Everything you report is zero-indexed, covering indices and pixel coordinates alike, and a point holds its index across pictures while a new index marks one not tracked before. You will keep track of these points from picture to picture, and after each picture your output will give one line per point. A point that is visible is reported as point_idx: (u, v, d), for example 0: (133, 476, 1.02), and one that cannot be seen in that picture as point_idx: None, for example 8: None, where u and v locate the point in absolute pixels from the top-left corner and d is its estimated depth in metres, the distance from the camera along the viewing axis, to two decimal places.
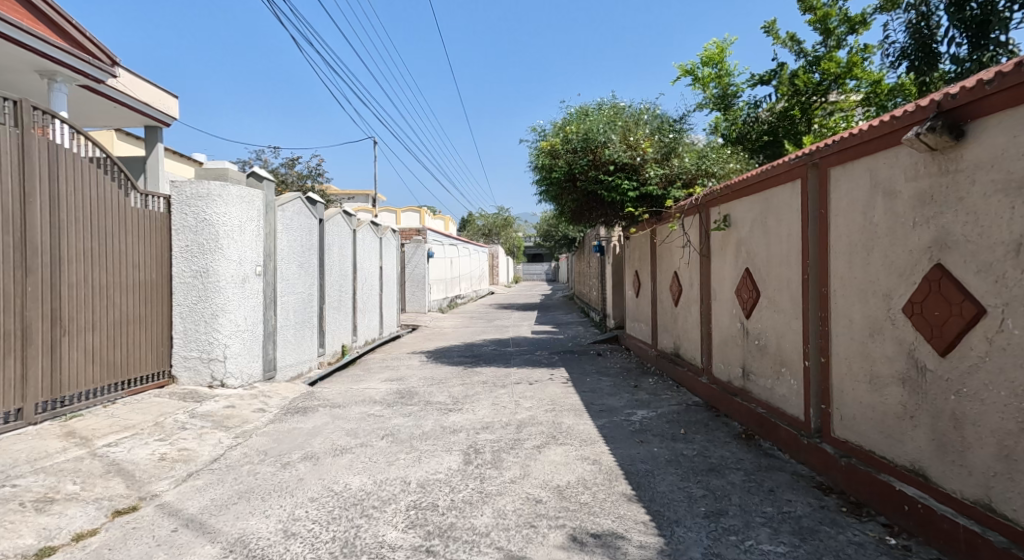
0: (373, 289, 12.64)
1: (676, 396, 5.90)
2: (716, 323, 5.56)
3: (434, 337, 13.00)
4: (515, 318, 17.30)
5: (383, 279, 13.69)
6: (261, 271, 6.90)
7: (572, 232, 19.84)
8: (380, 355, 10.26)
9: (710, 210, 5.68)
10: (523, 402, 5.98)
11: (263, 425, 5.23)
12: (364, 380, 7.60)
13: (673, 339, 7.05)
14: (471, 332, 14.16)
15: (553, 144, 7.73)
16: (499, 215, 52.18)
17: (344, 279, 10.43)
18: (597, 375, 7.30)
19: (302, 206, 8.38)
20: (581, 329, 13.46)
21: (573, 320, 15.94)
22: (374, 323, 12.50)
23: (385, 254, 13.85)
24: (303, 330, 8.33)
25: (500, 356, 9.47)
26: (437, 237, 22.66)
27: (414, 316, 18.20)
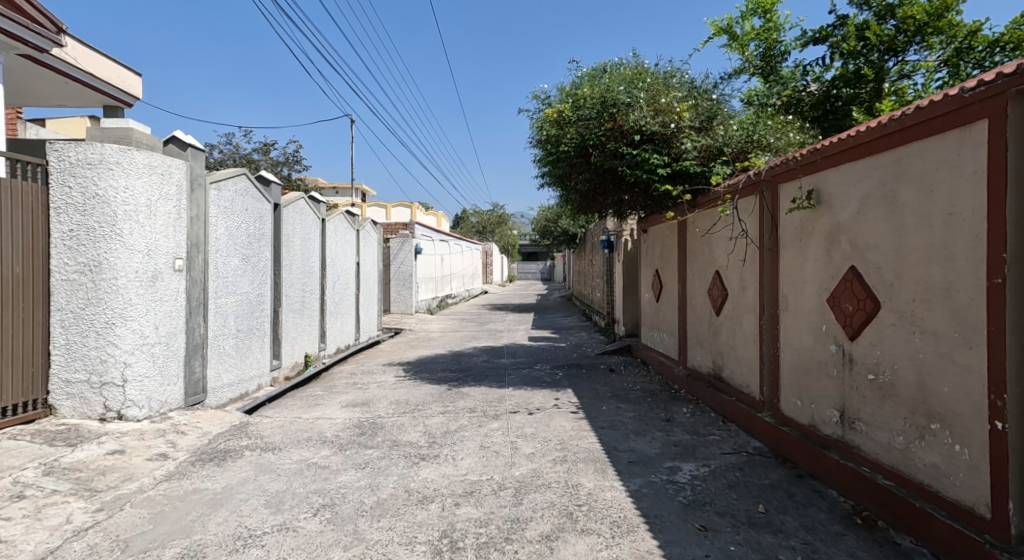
0: (348, 288, 11.04)
1: (728, 439, 4.40)
2: (787, 341, 4.06)
3: (417, 345, 11.42)
4: (510, 322, 15.81)
5: (361, 276, 12.10)
6: (183, 266, 5.34)
7: (571, 227, 18.38)
8: (350, 367, 8.71)
9: (780, 188, 4.17)
10: (522, 445, 4.46)
11: (151, 486, 3.68)
12: (320, 404, 6.06)
13: (713, 358, 5.56)
14: (460, 337, 12.63)
15: (562, 110, 6.19)
16: (494, 212, 50.70)
17: (309, 278, 8.87)
18: (614, 401, 5.80)
19: (251, 185, 6.80)
20: (584, 336, 11.95)
21: (574, 324, 14.47)
22: (347, 327, 10.91)
23: (363, 249, 12.28)
24: (250, 339, 6.77)
25: (493, 370, 7.94)
26: (426, 232, 21.15)
27: (398, 319, 16.63)
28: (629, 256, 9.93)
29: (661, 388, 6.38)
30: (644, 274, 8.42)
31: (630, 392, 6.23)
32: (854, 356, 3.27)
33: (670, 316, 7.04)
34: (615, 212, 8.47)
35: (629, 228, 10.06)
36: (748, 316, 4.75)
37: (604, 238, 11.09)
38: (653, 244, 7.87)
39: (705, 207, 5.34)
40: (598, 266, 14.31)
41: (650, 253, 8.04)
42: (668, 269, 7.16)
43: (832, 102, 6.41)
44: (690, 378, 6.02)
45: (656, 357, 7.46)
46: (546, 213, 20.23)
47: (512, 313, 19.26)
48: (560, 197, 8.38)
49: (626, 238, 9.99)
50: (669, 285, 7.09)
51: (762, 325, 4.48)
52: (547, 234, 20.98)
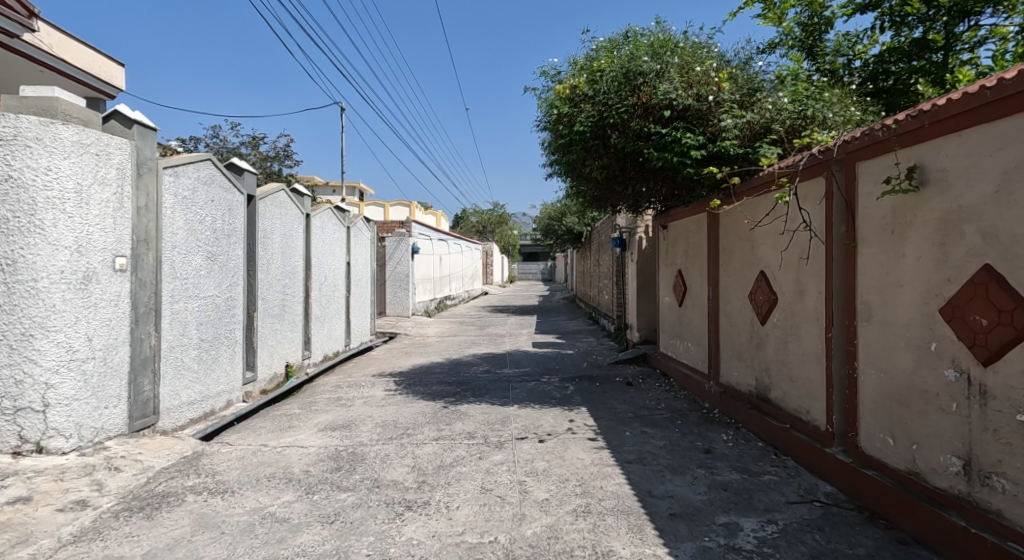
0: (336, 290, 10.17)
1: (790, 481, 3.54)
2: (871, 361, 3.22)
3: (411, 351, 10.54)
4: (512, 325, 14.98)
5: (352, 277, 11.25)
6: (127, 264, 4.49)
7: (576, 225, 17.56)
8: (336, 378, 7.86)
9: (859, 166, 3.31)
10: (532, 488, 3.60)
11: (51, 553, 2.82)
12: (294, 427, 5.21)
13: (757, 374, 4.70)
14: (459, 343, 11.78)
15: (577, 85, 5.34)
16: (494, 212, 49.90)
17: (291, 279, 8.02)
18: (639, 425, 4.95)
19: (218, 172, 5.95)
20: (592, 342, 11.08)
21: (580, 328, 13.63)
22: (335, 332, 10.04)
23: (355, 248, 11.43)
24: (216, 349, 5.91)
25: (494, 383, 7.07)
26: (425, 231, 20.32)
27: (393, 322, 15.77)
28: (644, 255, 9.08)
29: (689, 407, 5.52)
30: (663, 275, 7.57)
31: (655, 412, 5.37)
32: (990, 389, 2.45)
33: (698, 324, 6.18)
34: (632, 206, 7.61)
35: (643, 224, 9.19)
36: (808, 326, 3.91)
37: (615, 236, 10.23)
38: (675, 241, 7.02)
39: (749, 195, 4.51)
40: (606, 267, 13.43)
41: (671, 251, 7.18)
42: (694, 269, 6.30)
43: (889, 78, 5.57)
44: (727, 397, 5.16)
45: (680, 369, 6.60)
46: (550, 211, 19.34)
47: (514, 315, 18.38)
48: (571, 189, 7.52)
49: (641, 235, 9.13)
50: (697, 287, 6.23)
51: (829, 338, 3.64)
52: (550, 233, 20.09)
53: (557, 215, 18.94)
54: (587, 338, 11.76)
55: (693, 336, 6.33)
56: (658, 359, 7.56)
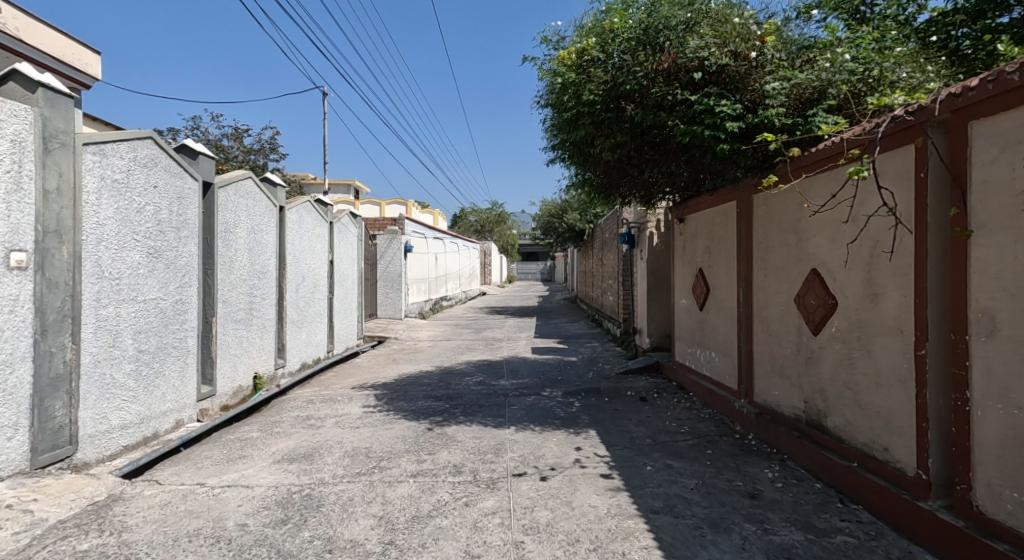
0: (318, 291, 9.32)
1: (873, 546, 2.70)
2: (993, 392, 2.36)
3: (399, 358, 9.69)
4: (510, 328, 14.12)
5: (336, 277, 10.38)
6: (26, 260, 3.64)
7: (578, 223, 16.70)
8: (311, 390, 7.01)
9: (978, 124, 2.43)
10: (531, 554, 2.75)
11: None
12: (246, 457, 4.35)
13: (807, 396, 3.85)
14: (453, 349, 10.93)
15: (586, 48, 4.49)
16: (493, 211, 49.05)
17: (261, 279, 7.15)
18: (660, 456, 4.10)
19: (164, 155, 5.09)
20: (596, 348, 10.22)
21: (582, 332, 12.78)
22: (315, 338, 9.18)
23: (339, 246, 10.56)
24: (161, 362, 5.06)
25: (488, 398, 6.23)
26: (419, 229, 19.44)
27: (384, 324, 14.93)
28: (655, 254, 8.26)
29: (718, 431, 4.67)
30: (679, 275, 6.73)
31: (677, 438, 4.52)
32: None
33: (725, 330, 5.32)
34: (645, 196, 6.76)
35: (653, 218, 8.34)
36: (883, 339, 3.05)
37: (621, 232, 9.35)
38: (695, 236, 6.18)
39: (802, 173, 3.65)
40: (610, 266, 12.56)
41: (690, 248, 6.34)
42: (720, 268, 5.46)
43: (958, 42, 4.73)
44: (766, 422, 4.30)
45: (703, 384, 5.75)
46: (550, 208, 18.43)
47: (513, 317, 17.53)
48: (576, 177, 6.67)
49: (652, 231, 8.28)
50: (722, 288, 5.39)
51: (920, 357, 2.77)
52: (551, 231, 19.17)
53: (557, 212, 18.02)
54: (590, 343, 10.91)
55: (718, 344, 5.49)
56: (675, 370, 6.71)
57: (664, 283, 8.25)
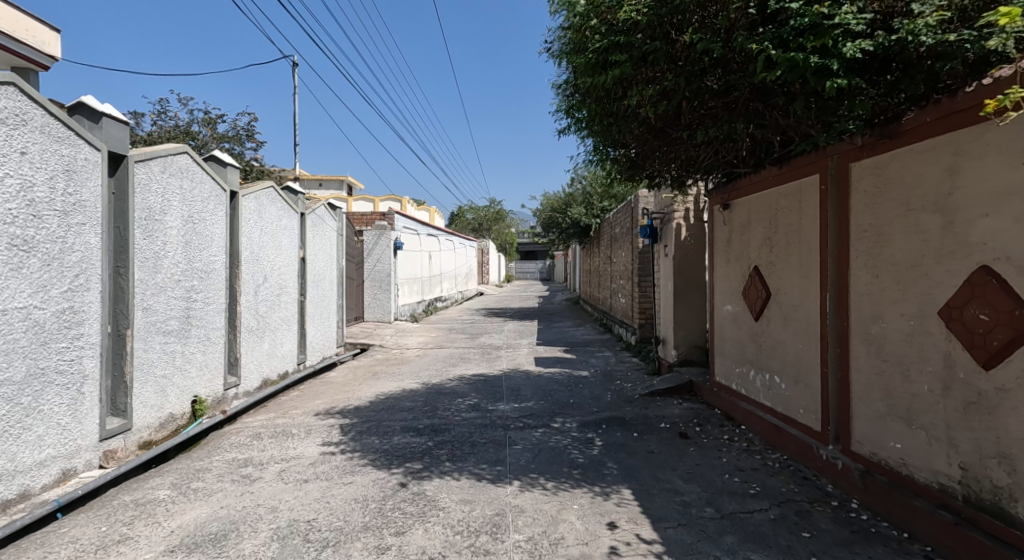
0: (285, 294, 7.99)
1: None
2: None
3: (380, 372, 8.35)
4: (509, 334, 12.77)
5: (310, 277, 9.03)
6: None
7: (583, 218, 15.32)
8: (263, 418, 5.67)
9: None
10: None
11: None
12: (128, 538, 3.02)
13: (967, 460, 2.56)
14: (444, 359, 9.60)
15: None
16: (491, 208, 47.69)
17: (204, 280, 5.81)
18: (735, 544, 2.78)
19: (40, 110, 3.74)
20: (610, 359, 8.87)
21: (590, 339, 11.44)
22: (281, 349, 7.83)
23: (314, 241, 9.21)
24: (36, 395, 3.72)
25: (483, 432, 4.90)
26: (411, 225, 18.09)
27: (371, 329, 13.60)
28: (683, 250, 6.98)
29: (804, 494, 3.34)
30: (722, 276, 5.45)
31: (751, 507, 3.20)
32: None
33: (797, 348, 4.04)
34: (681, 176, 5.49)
35: (682, 207, 7.03)
36: None
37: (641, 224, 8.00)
38: (746, 227, 4.91)
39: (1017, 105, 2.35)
40: (622, 265, 11.19)
41: (739, 240, 5.05)
42: (788, 265, 4.17)
43: None
44: (883, 487, 3.00)
45: (763, 417, 4.45)
46: (552, 202, 16.97)
47: (512, 320, 16.18)
48: (594, 152, 5.35)
49: (679, 222, 6.95)
50: (791, 291, 4.11)
51: None
52: (553, 228, 17.73)
53: (561, 206, 16.58)
54: (601, 352, 9.55)
55: (785, 366, 4.20)
56: (717, 395, 5.41)
57: (694, 285, 6.97)
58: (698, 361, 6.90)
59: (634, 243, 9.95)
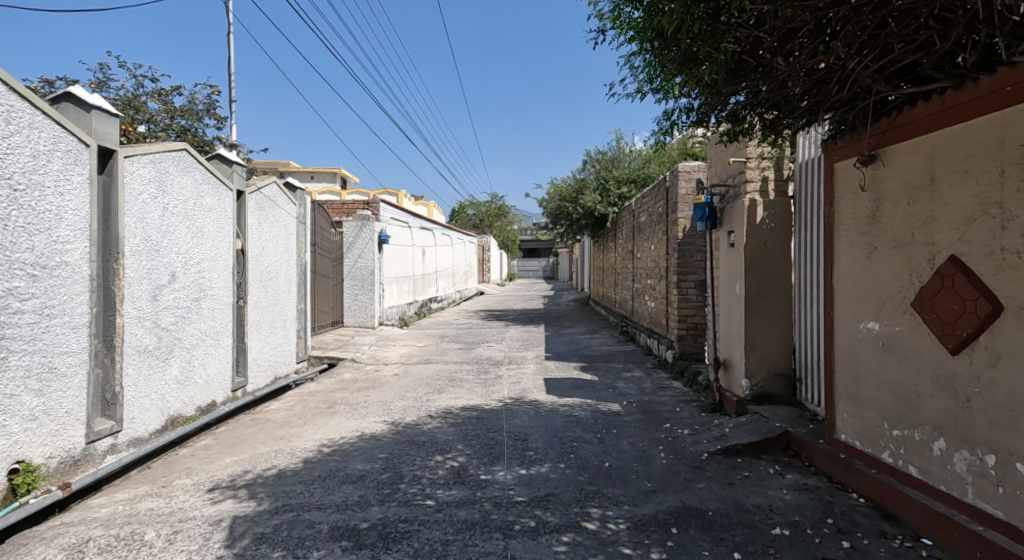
0: (209, 299, 5.94)
1: None
2: None
3: (338, 401, 6.30)
4: (513, 343, 10.74)
5: (251, 275, 7.00)
6: None
7: (598, 207, 13.30)
8: (125, 496, 3.64)
9: None
10: None
11: None
12: None
13: None
14: (429, 379, 7.58)
15: None
16: (493, 203, 45.66)
17: (40, 282, 3.78)
18: None
19: None
20: (643, 384, 6.79)
21: (611, 351, 9.41)
22: (202, 373, 5.78)
23: (258, 230, 7.17)
24: None
25: (467, 545, 2.85)
26: (400, 216, 16.08)
27: (349, 337, 11.57)
28: (758, 238, 4.95)
29: None
30: (850, 273, 3.41)
31: None
32: None
33: None
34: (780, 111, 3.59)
35: (759, 177, 4.97)
36: None
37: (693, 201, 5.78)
38: (919, 188, 2.86)
39: None
40: (652, 263, 9.11)
41: (899, 214, 3.01)
42: None
43: None
44: None
45: (987, 536, 2.42)
46: (561, 190, 14.86)
47: (515, 325, 14.13)
48: (667, 62, 3.36)
49: (752, 198, 4.95)
50: None
51: None
52: (563, 220, 15.62)
53: (571, 195, 14.47)
54: (628, 373, 7.48)
55: None
56: (846, 467, 3.36)
57: (773, 287, 4.94)
58: (780, 397, 4.89)
59: (670, 234, 7.89)
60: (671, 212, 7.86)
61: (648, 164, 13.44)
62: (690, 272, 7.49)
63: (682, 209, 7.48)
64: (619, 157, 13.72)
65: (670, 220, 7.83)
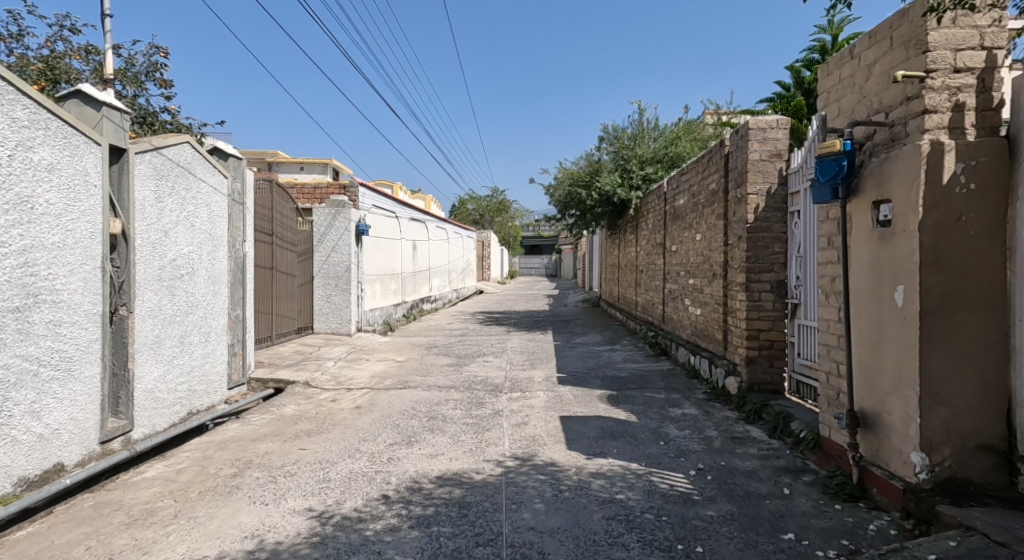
0: (48, 310, 3.84)
1: None
2: None
3: (257, 460, 4.24)
4: (514, 357, 8.70)
5: (145, 271, 4.92)
6: None
7: (617, 192, 11.27)
8: None
9: None
10: None
11: None
12: None
13: None
14: (401, 415, 5.54)
15: None
16: (493, 197, 43.52)
17: None
18: None
19: None
20: (704, 433, 4.72)
21: (641, 372, 7.38)
22: (30, 426, 3.70)
23: (157, 207, 5.10)
24: None
25: None
26: (385, 204, 14.02)
27: (315, 348, 9.53)
28: (945, 210, 2.86)
29: None
30: None
31: None
32: None
33: None
34: None
35: (949, 105, 2.88)
36: None
37: (825, 145, 3.27)
38: None
39: None
40: (698, 258, 7.03)
41: None
42: None
43: None
44: None
45: None
46: (572, 175, 12.76)
47: (517, 332, 12.08)
48: None
49: (929, 141, 2.88)
50: None
51: None
52: (573, 211, 13.51)
53: (584, 180, 12.36)
54: (676, 409, 5.41)
55: None
56: None
57: (972, 295, 2.86)
58: (987, 487, 2.81)
59: (731, 218, 5.81)
60: (733, 187, 5.78)
61: (676, 142, 11.35)
62: (764, 269, 5.41)
63: (753, 180, 5.39)
64: (641, 134, 11.63)
65: (733, 199, 5.74)
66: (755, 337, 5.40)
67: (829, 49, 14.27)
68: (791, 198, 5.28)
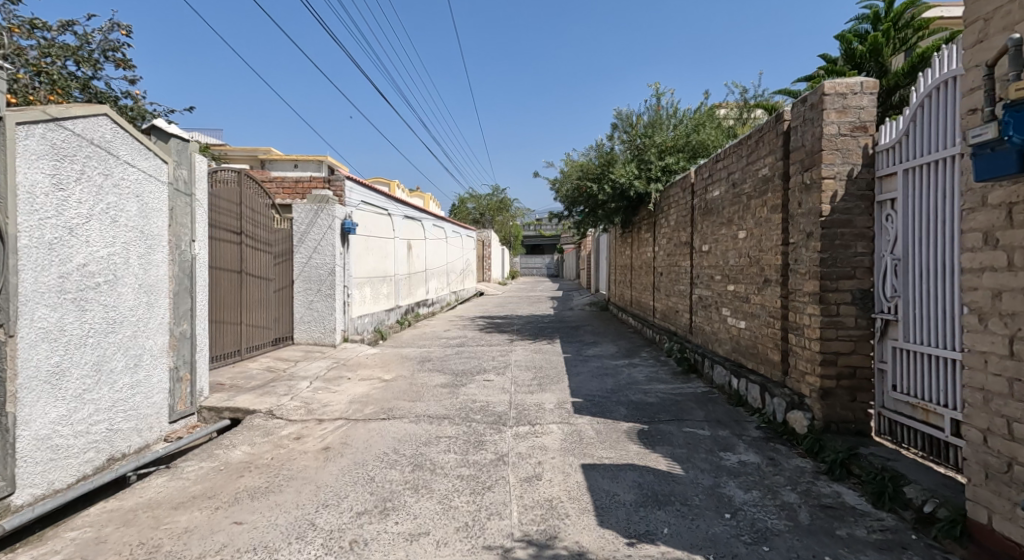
0: None
1: None
2: None
3: (167, 547, 3.08)
4: (518, 376, 7.52)
5: (32, 283, 3.72)
6: None
7: (634, 184, 10.10)
8: None
9: None
10: None
11: None
12: None
13: None
14: (379, 462, 4.37)
15: None
16: (494, 196, 42.28)
17: None
18: None
19: None
20: (777, 496, 3.54)
21: (671, 397, 6.20)
22: None
23: (55, 197, 3.90)
24: None
25: None
26: (377, 201, 12.85)
27: (292, 363, 8.38)
28: None
29: None
30: None
31: None
32: None
33: None
34: None
35: None
36: None
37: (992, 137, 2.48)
38: None
39: None
40: (743, 261, 5.83)
41: None
42: None
43: None
44: None
45: None
46: (581, 168, 11.56)
47: (521, 342, 10.90)
48: None
49: None
50: None
51: None
52: (582, 208, 12.30)
53: (595, 173, 11.16)
54: (731, 455, 4.23)
55: None
56: None
57: None
58: None
59: (795, 211, 4.61)
60: (798, 171, 4.57)
61: (699, 129, 10.14)
62: (844, 274, 4.21)
63: (830, 161, 4.19)
64: (659, 121, 10.43)
65: (798, 186, 4.54)
66: (833, 363, 4.20)
67: (880, 18, 12.78)
68: (880, 183, 4.08)
